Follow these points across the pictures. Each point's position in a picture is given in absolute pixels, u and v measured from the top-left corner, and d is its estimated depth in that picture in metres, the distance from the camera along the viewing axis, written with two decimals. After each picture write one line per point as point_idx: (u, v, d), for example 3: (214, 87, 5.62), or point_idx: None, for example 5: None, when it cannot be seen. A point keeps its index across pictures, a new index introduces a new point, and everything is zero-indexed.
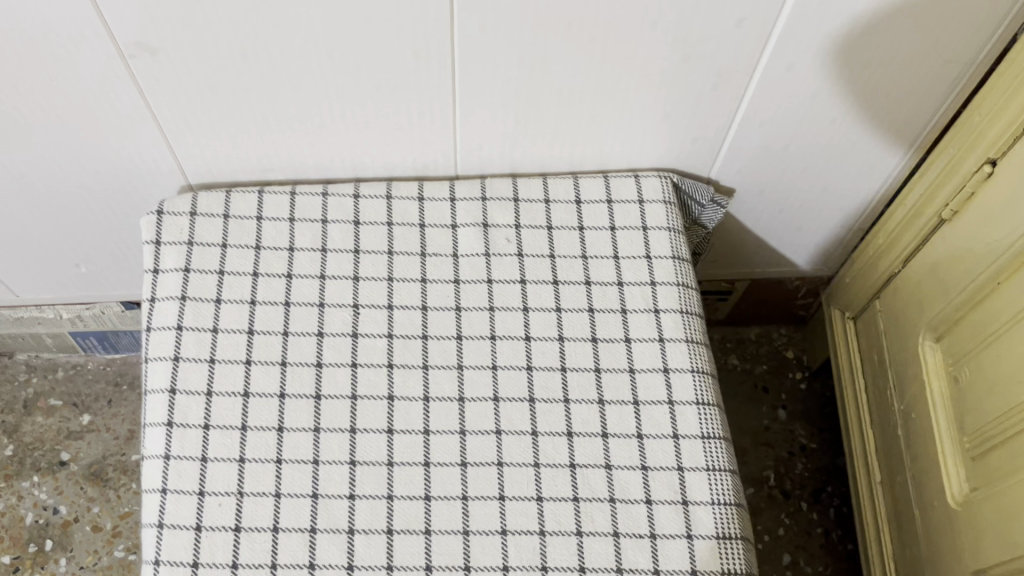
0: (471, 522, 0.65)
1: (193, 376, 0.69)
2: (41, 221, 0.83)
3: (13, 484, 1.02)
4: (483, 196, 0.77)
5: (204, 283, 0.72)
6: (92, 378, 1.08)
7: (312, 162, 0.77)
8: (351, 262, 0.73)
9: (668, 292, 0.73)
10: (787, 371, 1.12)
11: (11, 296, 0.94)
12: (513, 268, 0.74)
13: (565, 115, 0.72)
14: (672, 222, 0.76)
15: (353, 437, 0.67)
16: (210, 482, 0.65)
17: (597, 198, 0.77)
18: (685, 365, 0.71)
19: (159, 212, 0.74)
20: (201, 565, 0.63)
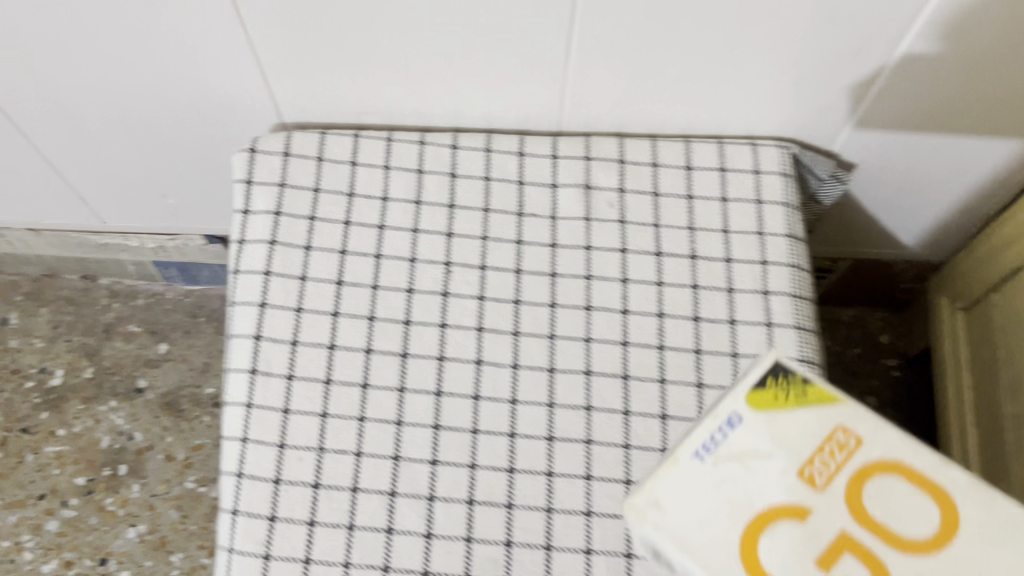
0: (555, 499, 0.62)
1: (278, 324, 0.67)
2: (132, 150, 0.81)
3: (91, 407, 1.03)
4: (587, 154, 0.72)
5: (293, 228, 0.69)
6: (171, 308, 1.08)
7: (411, 108, 0.73)
8: (445, 217, 0.70)
9: (780, 273, 0.68)
10: (881, 357, 1.06)
11: (98, 223, 0.94)
12: (615, 235, 0.70)
13: (685, 74, 0.67)
14: (789, 197, 0.71)
15: (438, 400, 0.65)
16: (291, 435, 0.64)
17: (709, 165, 0.72)
18: (793, 353, 0.66)
19: (252, 150, 0.71)
20: (279, 519, 0.62)
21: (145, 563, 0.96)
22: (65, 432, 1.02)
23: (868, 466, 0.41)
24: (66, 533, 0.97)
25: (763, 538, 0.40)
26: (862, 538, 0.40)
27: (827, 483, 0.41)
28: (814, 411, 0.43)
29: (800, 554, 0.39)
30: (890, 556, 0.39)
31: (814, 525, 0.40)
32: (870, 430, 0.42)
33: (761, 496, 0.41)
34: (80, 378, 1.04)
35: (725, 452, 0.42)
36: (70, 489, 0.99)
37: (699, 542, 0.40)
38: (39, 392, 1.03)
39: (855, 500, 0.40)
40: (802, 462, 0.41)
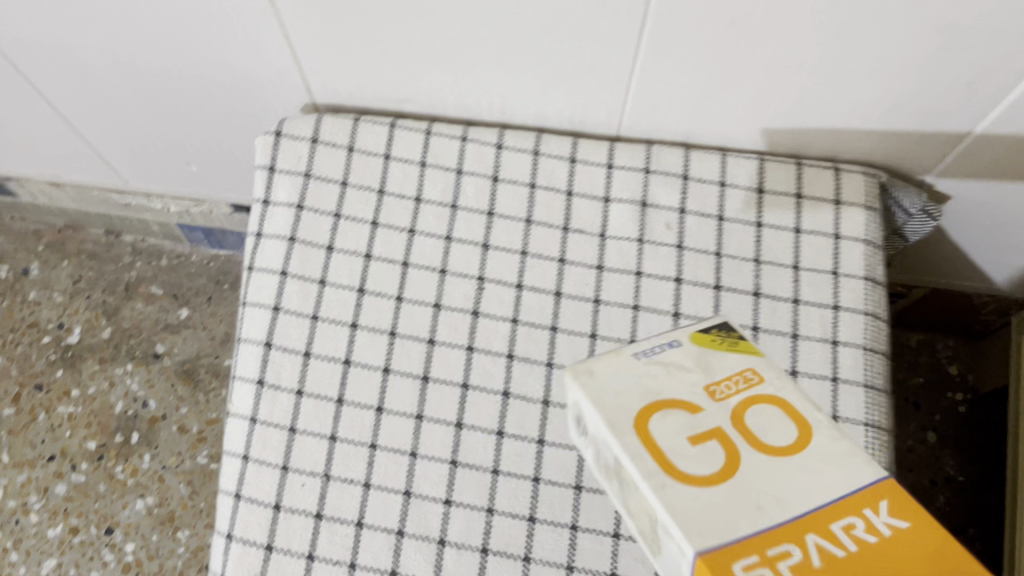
0: (577, 557, 0.56)
1: (292, 331, 0.61)
2: (154, 116, 0.75)
3: (107, 369, 1.00)
4: (646, 167, 0.65)
5: (316, 225, 0.63)
6: (195, 272, 1.04)
7: (454, 99, 0.66)
8: (482, 226, 0.63)
9: (853, 322, 0.61)
10: (946, 390, 0.98)
11: (121, 182, 0.89)
12: (670, 261, 0.62)
13: (767, 88, 0.59)
14: (871, 234, 0.63)
15: (458, 433, 0.59)
16: (295, 457, 0.59)
17: (784, 190, 0.64)
18: (859, 416, 0.58)
19: (277, 134, 0.65)
20: (276, 550, 0.57)
21: (152, 537, 0.93)
22: (79, 392, 0.98)
23: (765, 395, 0.39)
24: (74, 498, 0.94)
25: (652, 413, 0.38)
26: (734, 437, 0.37)
27: (724, 397, 0.39)
28: (737, 357, 0.41)
29: (673, 430, 0.37)
30: (752, 453, 0.36)
31: (696, 416, 0.38)
32: (777, 378, 0.40)
33: (662, 389, 0.39)
34: (98, 338, 1.01)
35: (655, 358, 0.41)
36: (80, 453, 0.96)
37: (603, 403, 0.39)
38: (56, 349, 1.00)
39: (740, 415, 0.38)
40: (710, 379, 0.40)
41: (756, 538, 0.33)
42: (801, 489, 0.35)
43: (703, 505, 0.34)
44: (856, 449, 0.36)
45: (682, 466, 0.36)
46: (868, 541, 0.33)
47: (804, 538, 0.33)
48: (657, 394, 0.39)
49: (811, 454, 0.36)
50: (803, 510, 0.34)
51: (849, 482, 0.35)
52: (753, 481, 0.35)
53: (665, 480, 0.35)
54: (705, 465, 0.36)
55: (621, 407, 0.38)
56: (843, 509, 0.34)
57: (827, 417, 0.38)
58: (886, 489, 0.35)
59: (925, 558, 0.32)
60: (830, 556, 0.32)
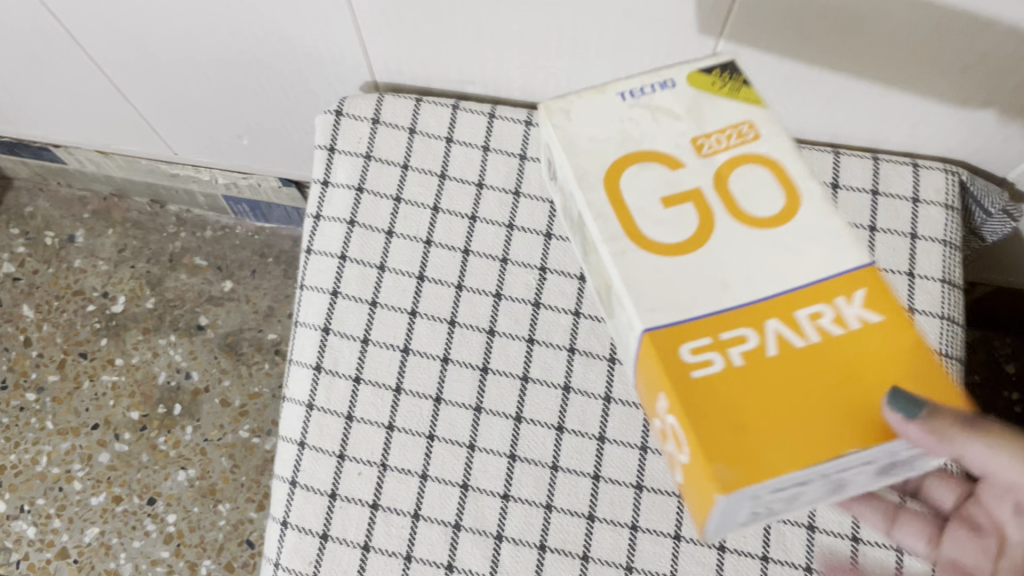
0: (636, 557, 0.55)
1: (351, 317, 0.60)
2: (209, 89, 0.74)
3: (151, 339, 0.99)
4: None
5: (376, 209, 0.62)
6: (239, 245, 1.04)
7: (520, 82, 0.64)
8: (545, 215, 0.62)
9: (929, 325, 0.59)
10: (1002, 389, 0.96)
11: (170, 153, 0.88)
12: None
13: (851, 79, 0.57)
14: (950, 234, 0.61)
15: (517, 426, 0.58)
16: (352, 446, 0.58)
17: (860, 185, 0.62)
18: None
19: (338, 113, 0.64)
20: (331, 538, 0.56)
21: (193, 509, 0.93)
22: (122, 361, 0.98)
23: (754, 153, 0.40)
24: (117, 467, 0.95)
25: (627, 168, 0.39)
26: (710, 198, 0.39)
27: (710, 152, 0.40)
28: (736, 104, 0.41)
29: (647, 186, 0.39)
30: (725, 219, 0.38)
31: (675, 172, 0.39)
32: (771, 131, 0.40)
33: (644, 142, 0.40)
34: (142, 308, 1.00)
35: (642, 100, 0.41)
36: (123, 422, 0.96)
37: (578, 152, 0.40)
38: (100, 318, 1.00)
39: (722, 174, 0.39)
40: (700, 131, 0.40)
41: (718, 320, 0.36)
42: (768, 263, 0.37)
43: (659, 273, 0.37)
44: (837, 226, 0.38)
45: (650, 228, 0.38)
46: (833, 332, 0.36)
47: (769, 321, 0.36)
48: (640, 145, 0.40)
49: (782, 226, 0.38)
50: (771, 293, 0.36)
51: (823, 264, 0.37)
52: (715, 248, 0.37)
53: (627, 246, 0.38)
54: (671, 224, 0.38)
55: (600, 158, 0.40)
56: (813, 295, 0.36)
57: (812, 185, 0.39)
58: (864, 277, 0.37)
59: (878, 356, 0.36)
60: (786, 343, 0.35)
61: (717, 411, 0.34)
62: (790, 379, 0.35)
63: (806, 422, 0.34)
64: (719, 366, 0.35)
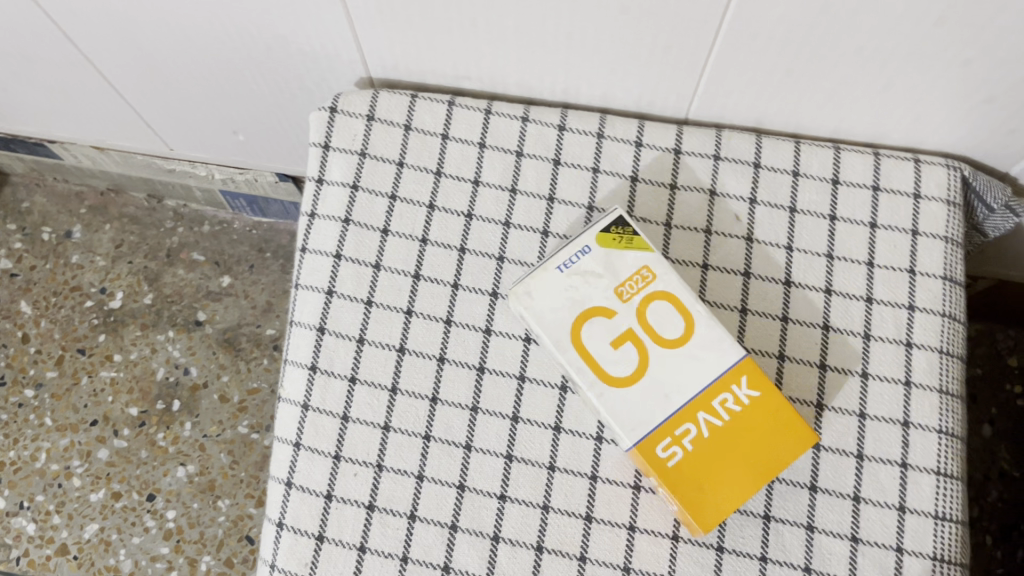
0: (634, 558, 0.55)
1: (346, 316, 0.59)
2: (204, 86, 0.73)
3: (149, 335, 0.99)
4: (716, 153, 0.62)
5: (371, 207, 0.61)
6: (237, 240, 1.02)
7: (516, 77, 0.63)
8: (542, 212, 0.61)
9: (929, 324, 0.58)
10: (1005, 382, 0.95)
11: (166, 149, 0.87)
12: (738, 254, 0.60)
13: (853, 75, 0.56)
14: (951, 230, 0.60)
15: (514, 426, 0.57)
16: (347, 447, 0.57)
17: (861, 181, 0.61)
18: (932, 422, 0.57)
19: (332, 109, 0.63)
20: (327, 540, 0.56)
21: (193, 505, 0.93)
22: (121, 357, 0.98)
23: (658, 290, 0.55)
24: (116, 464, 0.95)
25: (582, 330, 0.54)
26: (642, 336, 0.54)
27: (629, 297, 0.55)
28: (636, 253, 0.56)
29: (599, 339, 0.54)
30: (656, 352, 0.54)
31: (613, 320, 0.54)
32: (664, 270, 0.55)
33: (588, 302, 0.55)
34: (140, 304, 1.00)
35: (574, 268, 0.55)
36: (122, 419, 0.96)
37: (544, 319, 0.54)
38: (98, 314, 1.00)
39: (643, 310, 0.55)
40: (618, 282, 0.55)
41: (667, 426, 0.53)
42: (691, 372, 0.53)
43: (628, 404, 0.53)
44: (722, 334, 0.54)
45: (612, 371, 0.54)
46: (735, 410, 0.53)
47: (696, 415, 0.53)
48: (583, 308, 0.54)
49: (692, 340, 0.54)
50: (693, 394, 0.53)
51: (717, 364, 0.53)
52: (658, 372, 0.53)
53: (603, 389, 0.53)
54: (624, 365, 0.54)
55: (559, 320, 0.54)
56: (716, 389, 0.53)
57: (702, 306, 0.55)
58: (745, 367, 0.53)
59: (765, 418, 0.53)
60: (714, 426, 0.53)
61: (684, 487, 0.52)
62: (723, 452, 0.52)
63: (731, 479, 0.52)
64: (678, 455, 0.52)
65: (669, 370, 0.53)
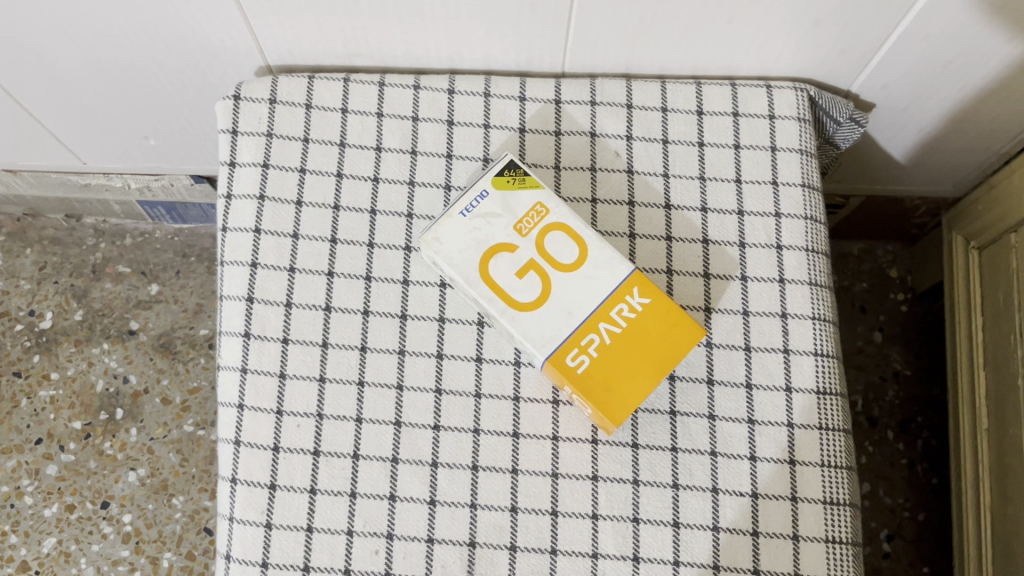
0: (560, 464, 0.61)
1: (272, 284, 0.64)
2: (110, 93, 0.77)
3: (84, 350, 1.01)
4: (592, 100, 0.68)
5: (283, 181, 0.66)
6: (160, 248, 1.05)
7: (404, 49, 0.69)
8: (442, 169, 0.67)
9: (794, 226, 0.66)
10: (889, 291, 1.04)
11: (79, 164, 0.91)
12: (622, 187, 0.66)
13: (699, 15, 0.63)
14: (805, 143, 0.68)
15: (439, 363, 0.63)
16: (288, 401, 0.62)
17: (722, 110, 0.68)
18: (806, 311, 0.64)
19: (236, 98, 0.67)
20: (279, 487, 0.60)
21: (148, 506, 0.96)
22: (58, 375, 1.00)
23: (553, 222, 0.61)
24: (66, 477, 0.97)
25: (489, 265, 0.60)
26: (543, 264, 0.60)
27: (528, 231, 0.61)
28: (529, 192, 0.62)
29: (506, 272, 0.60)
30: (557, 276, 0.60)
31: (516, 253, 0.60)
32: (556, 204, 0.62)
33: (492, 241, 0.60)
34: (71, 321, 1.02)
35: (476, 212, 0.61)
36: (67, 433, 0.99)
37: (454, 260, 0.60)
38: (30, 336, 1.01)
39: (541, 241, 0.61)
40: (516, 219, 0.61)
41: (573, 338, 0.59)
42: (590, 289, 0.60)
43: (537, 325, 0.59)
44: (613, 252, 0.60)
45: (520, 297, 0.60)
46: (631, 317, 0.59)
47: (598, 325, 0.59)
48: (487, 245, 0.60)
49: (587, 262, 0.60)
50: (593, 307, 0.59)
51: (612, 280, 0.60)
52: (560, 293, 0.60)
53: (514, 315, 0.59)
54: (530, 291, 0.60)
55: (468, 259, 0.60)
56: (614, 300, 0.59)
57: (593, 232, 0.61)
58: (636, 279, 0.60)
59: (658, 320, 0.59)
60: (614, 333, 0.59)
61: (594, 388, 0.58)
62: (624, 355, 0.59)
63: (634, 376, 0.59)
64: (586, 363, 0.59)
65: (570, 291, 0.60)
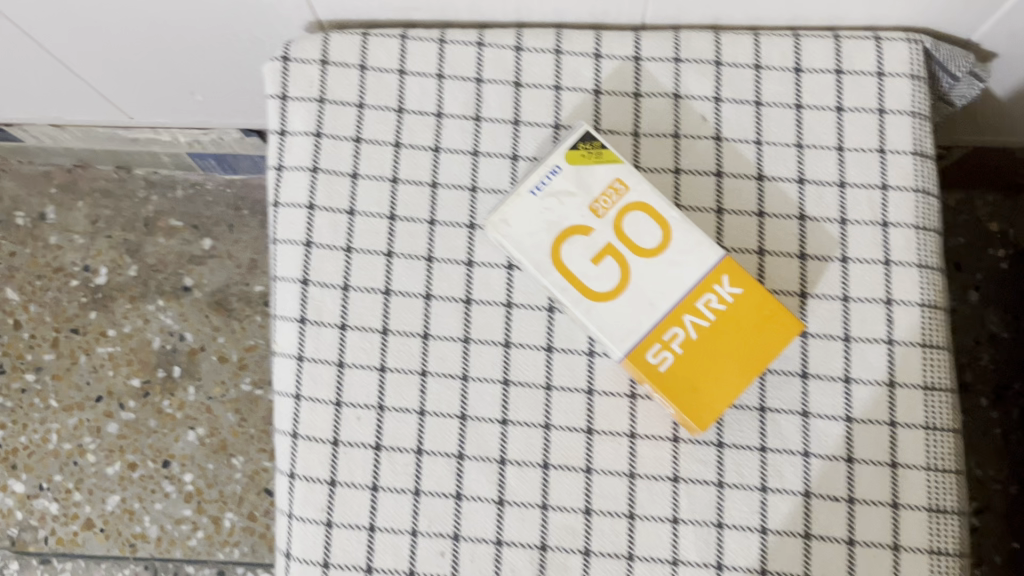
0: (638, 464, 0.57)
1: (328, 266, 0.60)
2: (153, 49, 0.72)
3: (139, 307, 0.99)
4: (676, 56, 0.61)
5: (338, 151, 0.61)
6: (212, 201, 1.02)
7: (467, 3, 0.62)
8: (509, 137, 0.61)
9: (903, 200, 0.59)
10: (988, 247, 0.96)
11: (126, 119, 0.87)
12: (708, 155, 0.60)
13: None
14: (917, 104, 0.60)
15: (507, 352, 0.58)
16: (347, 392, 0.58)
17: (823, 67, 0.60)
18: (914, 297, 0.58)
19: (285, 59, 0.62)
20: (340, 484, 0.57)
21: (208, 466, 0.96)
22: (114, 332, 0.99)
23: (633, 202, 0.55)
24: (127, 435, 0.96)
25: (562, 250, 0.54)
26: (622, 249, 0.54)
27: (605, 212, 0.55)
28: (606, 167, 0.56)
29: (580, 257, 0.54)
30: (636, 262, 0.54)
31: (592, 237, 0.55)
32: (637, 180, 0.55)
33: (566, 222, 0.55)
34: (125, 277, 1.00)
35: (547, 189, 0.55)
36: (125, 391, 0.97)
37: (524, 245, 0.55)
38: (85, 292, 0.99)
39: (620, 224, 0.55)
40: (592, 198, 0.55)
41: (655, 332, 0.54)
42: (673, 278, 0.54)
43: (616, 316, 0.54)
44: (700, 236, 0.54)
45: (596, 287, 0.54)
46: (719, 309, 0.54)
47: (683, 318, 0.54)
48: (560, 228, 0.55)
49: (670, 247, 0.54)
50: (677, 298, 0.54)
51: (698, 267, 0.54)
52: (641, 282, 0.54)
53: (589, 305, 0.54)
54: (606, 278, 0.54)
55: (539, 244, 0.55)
56: (700, 290, 0.54)
57: (678, 212, 0.55)
58: (725, 266, 0.54)
59: (749, 312, 0.54)
60: (700, 327, 0.54)
61: (678, 388, 0.53)
62: (711, 350, 0.54)
63: (722, 375, 0.54)
64: (669, 360, 0.54)
65: (652, 279, 0.54)
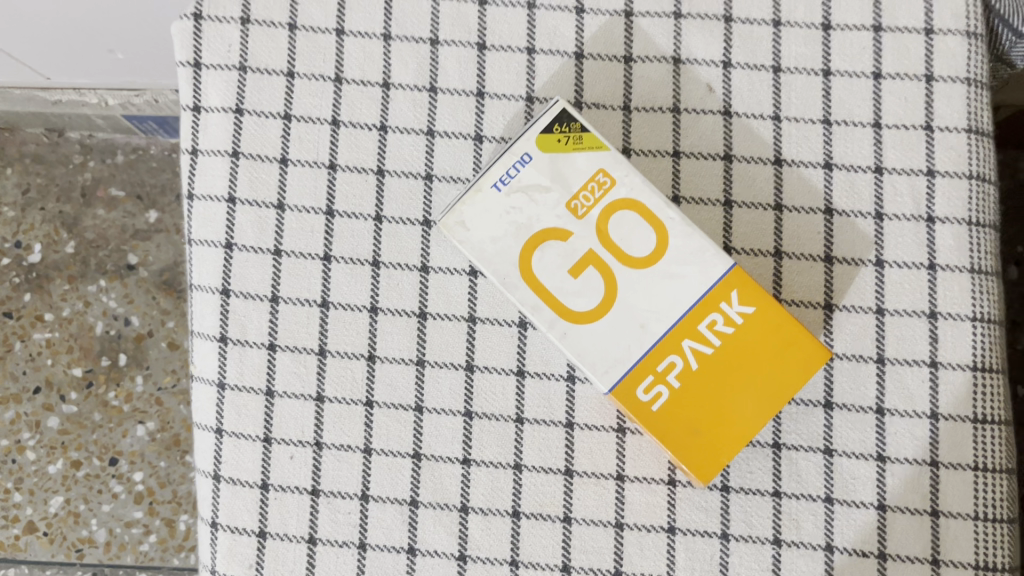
0: (626, 512, 0.48)
1: (253, 272, 0.49)
2: (53, 5, 0.60)
3: (79, 287, 0.89)
4: (677, 11, 0.50)
5: (264, 133, 0.49)
6: (157, 167, 0.91)
7: None
8: (472, 113, 0.50)
9: (954, 190, 0.48)
10: None
11: (42, 80, 0.75)
12: (715, 134, 0.49)
13: None
14: (974, 68, 0.49)
15: (470, 378, 0.48)
16: (277, 427, 0.48)
17: (859, 23, 0.49)
18: (965, 309, 0.47)
19: (197, 17, 0.49)
20: (270, 536, 0.48)
21: (160, 464, 0.87)
22: (52, 316, 0.89)
23: (620, 198, 0.44)
24: (70, 431, 0.87)
25: (533, 258, 0.44)
26: (606, 258, 0.44)
27: (586, 212, 0.44)
28: (587, 155, 0.44)
29: (555, 268, 0.44)
30: (625, 275, 0.44)
31: (570, 244, 0.44)
32: (625, 172, 0.45)
33: (538, 224, 0.44)
34: (62, 254, 0.89)
35: (514, 184, 0.44)
36: (66, 381, 0.88)
37: (485, 253, 0.44)
38: (18, 272, 0.89)
39: (604, 226, 0.44)
40: (570, 194, 0.44)
41: (647, 361, 0.44)
42: (670, 295, 0.44)
43: (599, 342, 0.44)
44: (703, 243, 0.44)
45: (575, 305, 0.44)
46: (726, 333, 0.44)
47: (681, 344, 0.44)
48: (531, 233, 0.44)
49: (667, 256, 0.44)
50: (674, 320, 0.44)
51: (701, 282, 0.44)
52: (629, 300, 0.44)
53: (567, 328, 0.44)
54: (588, 295, 0.44)
55: (505, 253, 0.44)
56: (703, 309, 0.44)
57: (676, 211, 0.44)
58: (734, 279, 0.44)
59: (763, 336, 0.44)
60: (702, 355, 0.44)
61: (674, 429, 0.44)
62: (716, 383, 0.44)
63: (729, 413, 0.44)
64: (663, 396, 0.44)
65: (643, 295, 0.44)
